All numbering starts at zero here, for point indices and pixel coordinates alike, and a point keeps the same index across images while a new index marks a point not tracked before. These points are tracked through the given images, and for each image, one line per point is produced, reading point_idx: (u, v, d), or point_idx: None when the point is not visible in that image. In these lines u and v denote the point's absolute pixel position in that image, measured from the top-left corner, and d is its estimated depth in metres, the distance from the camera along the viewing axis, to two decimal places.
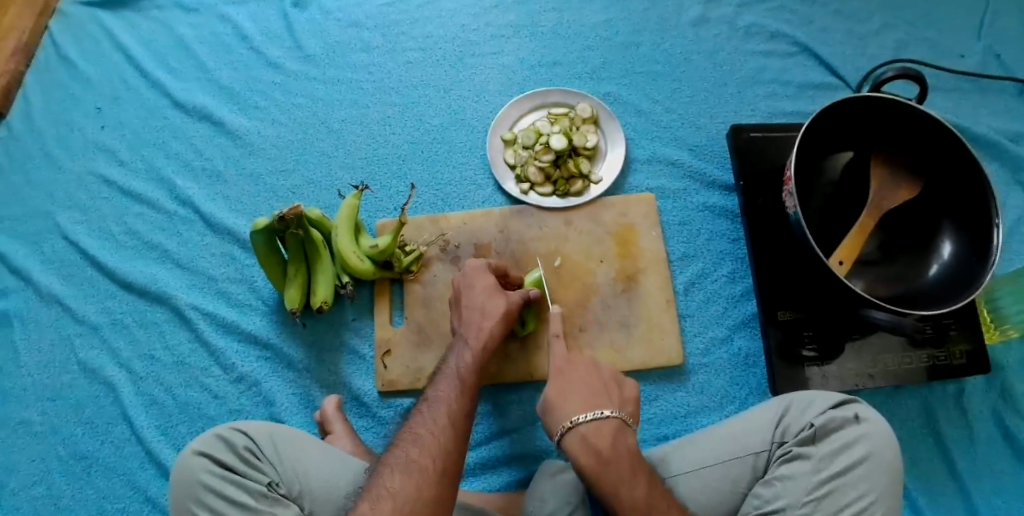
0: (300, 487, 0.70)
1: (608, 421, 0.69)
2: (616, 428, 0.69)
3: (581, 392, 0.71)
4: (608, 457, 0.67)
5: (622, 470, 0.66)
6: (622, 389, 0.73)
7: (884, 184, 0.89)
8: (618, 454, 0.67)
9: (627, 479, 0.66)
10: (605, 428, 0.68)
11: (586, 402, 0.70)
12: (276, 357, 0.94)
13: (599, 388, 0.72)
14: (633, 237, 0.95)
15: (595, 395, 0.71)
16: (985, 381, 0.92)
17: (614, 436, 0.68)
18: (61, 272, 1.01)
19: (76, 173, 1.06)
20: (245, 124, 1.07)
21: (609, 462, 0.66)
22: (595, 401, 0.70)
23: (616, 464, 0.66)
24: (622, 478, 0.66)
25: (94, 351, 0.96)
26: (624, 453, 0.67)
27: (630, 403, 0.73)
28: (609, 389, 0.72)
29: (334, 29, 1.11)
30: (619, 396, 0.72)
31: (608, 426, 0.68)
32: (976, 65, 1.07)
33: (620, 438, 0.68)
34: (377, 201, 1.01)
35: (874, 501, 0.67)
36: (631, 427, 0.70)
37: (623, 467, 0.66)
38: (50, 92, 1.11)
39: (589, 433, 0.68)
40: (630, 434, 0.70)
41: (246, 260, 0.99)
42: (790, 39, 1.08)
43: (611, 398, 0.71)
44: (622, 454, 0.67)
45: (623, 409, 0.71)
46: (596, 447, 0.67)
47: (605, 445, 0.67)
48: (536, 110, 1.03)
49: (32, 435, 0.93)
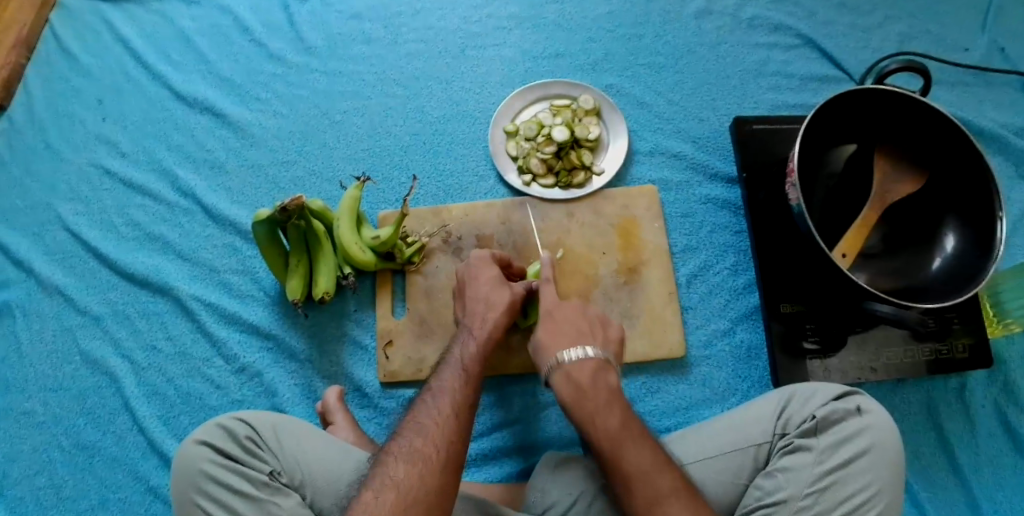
0: (301, 476, 0.70)
1: (592, 358, 0.70)
2: (598, 364, 0.70)
3: (567, 332, 0.73)
4: (587, 389, 0.68)
5: (599, 400, 0.68)
6: (606, 330, 0.75)
7: (887, 176, 0.89)
8: (597, 387, 0.69)
9: (603, 408, 0.67)
10: (586, 363, 0.70)
11: (572, 342, 0.72)
12: (278, 348, 0.94)
13: (585, 329, 0.74)
14: (636, 229, 0.95)
15: (581, 335, 0.73)
16: (987, 375, 0.92)
17: (595, 370, 0.70)
18: (63, 263, 1.01)
19: (78, 164, 1.06)
20: (246, 116, 1.07)
21: (587, 393, 0.68)
22: (580, 340, 0.72)
23: (594, 395, 0.68)
24: (598, 407, 0.67)
25: (96, 342, 0.97)
26: (603, 386, 0.69)
27: (615, 345, 0.75)
28: (594, 331, 0.74)
29: (336, 21, 1.11)
30: (603, 337, 0.74)
31: (591, 362, 0.70)
32: (980, 58, 1.07)
33: (601, 374, 0.70)
34: (379, 192, 1.01)
35: (875, 493, 0.68)
36: (614, 367, 0.72)
37: (600, 398, 0.68)
38: (52, 84, 1.11)
39: (572, 368, 0.70)
40: (613, 373, 0.71)
41: (248, 252, 0.99)
42: (793, 31, 1.08)
43: (596, 340, 0.73)
44: (601, 388, 0.69)
45: (606, 349, 0.73)
46: (576, 380, 0.69)
47: (586, 378, 0.69)
48: (538, 101, 1.03)
49: (34, 426, 0.93)
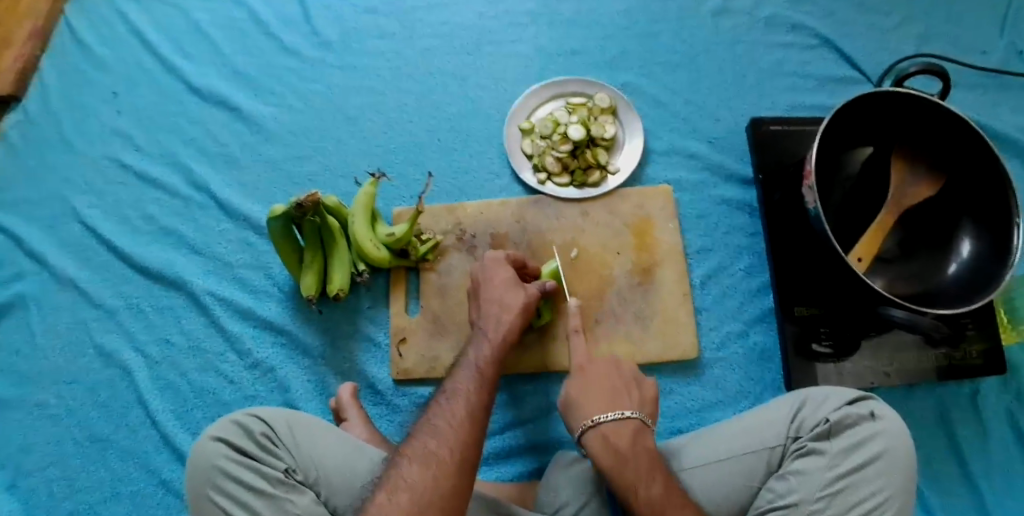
0: (316, 474, 0.70)
1: (629, 421, 0.70)
2: (637, 430, 0.70)
3: (603, 392, 0.72)
4: (626, 455, 0.67)
5: (639, 467, 0.67)
6: (642, 390, 0.74)
7: (903, 181, 0.90)
8: (636, 453, 0.68)
9: (644, 476, 0.66)
10: (625, 428, 0.69)
11: (609, 402, 0.71)
12: (290, 344, 0.94)
13: (621, 388, 0.73)
14: (651, 229, 0.95)
15: (617, 393, 0.72)
16: (999, 381, 0.92)
17: (634, 436, 0.69)
18: (77, 256, 1.01)
19: (92, 157, 1.06)
20: (261, 110, 1.06)
21: (628, 460, 0.67)
22: (617, 401, 0.71)
23: (634, 462, 0.67)
24: (640, 477, 0.66)
25: (111, 336, 0.97)
26: (643, 453, 0.68)
27: (650, 406, 0.74)
28: (631, 391, 0.73)
29: (351, 16, 1.10)
30: (638, 397, 0.73)
31: (629, 427, 0.69)
32: (998, 62, 1.06)
33: (640, 438, 0.69)
34: (393, 189, 1.01)
35: (887, 498, 0.68)
36: (650, 428, 0.71)
37: (641, 466, 0.67)
38: (66, 76, 1.10)
39: (609, 432, 0.69)
40: (649, 434, 0.70)
41: (262, 247, 0.99)
42: (811, 31, 1.07)
43: (632, 400, 0.72)
44: (641, 453, 0.68)
45: (643, 410, 0.72)
46: (615, 446, 0.68)
47: (625, 446, 0.68)
48: (554, 99, 1.02)
49: (47, 418, 0.94)
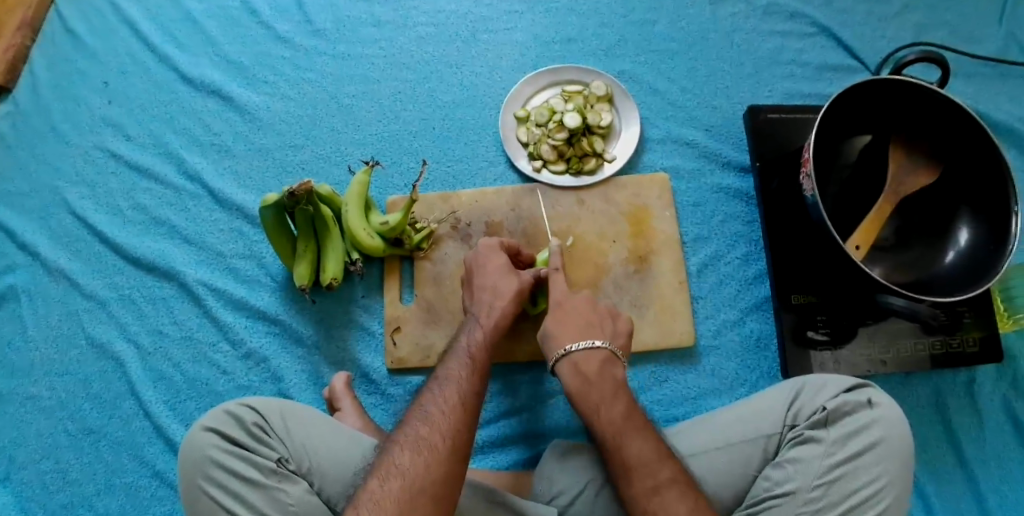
0: (309, 464, 0.69)
1: (599, 351, 0.72)
2: (605, 358, 0.72)
3: (577, 323, 0.74)
4: (592, 381, 0.70)
5: (603, 391, 0.69)
6: (615, 323, 0.77)
7: (901, 167, 0.89)
8: (602, 380, 0.70)
9: (608, 399, 0.68)
10: (594, 357, 0.71)
11: (581, 333, 0.73)
12: (284, 333, 0.93)
13: (594, 321, 0.75)
14: (647, 218, 0.94)
15: (589, 326, 0.74)
16: (997, 370, 0.92)
17: (602, 363, 0.71)
18: (69, 247, 1.00)
19: (83, 147, 1.05)
20: (254, 98, 1.05)
21: (594, 384, 0.70)
22: (589, 332, 0.74)
23: (599, 386, 0.70)
24: (604, 399, 0.68)
25: (103, 327, 0.96)
26: (609, 379, 0.70)
27: (623, 339, 0.76)
28: (604, 324, 0.75)
29: (345, 4, 1.09)
30: (612, 330, 0.75)
31: (598, 354, 0.72)
32: (997, 50, 1.05)
33: (608, 367, 0.71)
34: (388, 178, 1.00)
35: (885, 486, 0.67)
36: (620, 360, 0.73)
37: (606, 390, 0.69)
38: (57, 66, 1.09)
39: (579, 359, 0.71)
40: (619, 365, 0.73)
41: (255, 236, 0.99)
42: (809, 20, 1.06)
43: (604, 332, 0.74)
44: (607, 380, 0.70)
45: (615, 342, 0.74)
46: (584, 372, 0.71)
47: (593, 371, 0.71)
48: (550, 86, 1.01)
49: (39, 410, 0.93)
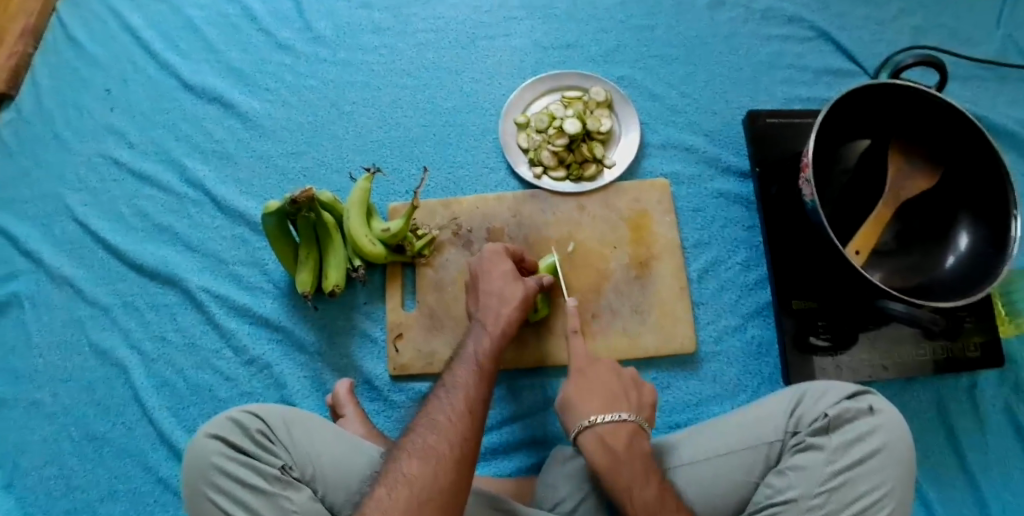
0: (312, 470, 0.69)
1: (626, 424, 0.71)
2: (633, 432, 0.71)
3: (601, 394, 0.74)
4: (622, 457, 0.69)
5: (635, 470, 0.68)
6: (640, 393, 0.75)
7: (901, 172, 0.89)
8: (632, 457, 0.69)
9: (639, 481, 0.67)
10: (622, 430, 0.70)
11: (606, 406, 0.73)
12: (287, 340, 0.94)
13: (619, 393, 0.74)
14: (648, 223, 0.95)
15: (615, 397, 0.73)
16: (998, 374, 0.92)
17: (631, 438, 0.70)
18: (72, 255, 1.01)
19: (86, 154, 1.06)
20: (255, 105, 1.06)
21: (624, 462, 0.68)
22: (615, 405, 0.73)
23: (630, 464, 0.68)
24: (635, 479, 0.67)
25: (106, 334, 0.96)
26: (638, 456, 0.69)
27: (647, 409, 0.75)
28: (628, 395, 0.74)
29: (345, 10, 1.10)
30: (637, 401, 0.74)
31: (626, 429, 0.71)
32: (995, 52, 1.05)
33: (635, 440, 0.71)
34: (389, 184, 1.00)
35: (887, 493, 0.68)
36: (646, 432, 0.72)
37: (637, 469, 0.68)
38: (60, 74, 1.10)
39: (606, 434, 0.70)
40: (645, 439, 0.72)
41: (257, 243, 0.99)
42: (807, 24, 1.07)
43: (629, 403, 0.74)
44: (636, 456, 0.69)
45: (640, 414, 0.73)
46: (611, 447, 0.70)
47: (621, 447, 0.69)
48: (550, 92, 1.02)
49: (43, 417, 0.94)
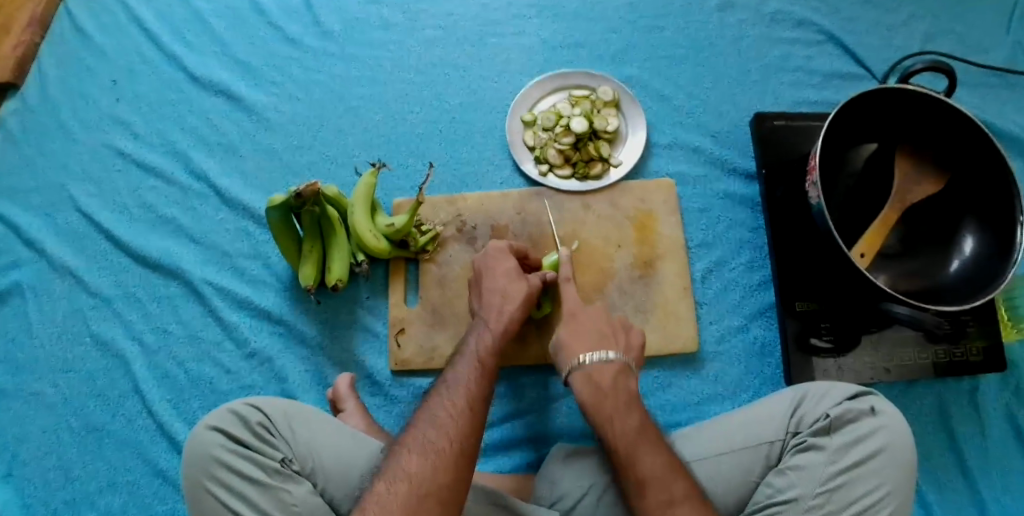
0: (314, 464, 0.69)
1: (613, 362, 0.73)
2: (619, 369, 0.72)
3: (590, 335, 0.75)
4: (607, 391, 0.70)
5: (618, 403, 0.69)
6: (629, 336, 0.78)
7: (908, 176, 0.89)
8: (616, 392, 0.70)
9: (622, 411, 0.69)
10: (608, 368, 0.72)
11: (594, 344, 0.74)
12: (289, 334, 0.93)
13: (607, 333, 0.76)
14: (653, 223, 0.94)
15: (603, 338, 0.75)
16: (1001, 380, 0.92)
17: (617, 374, 0.72)
18: (75, 245, 1.00)
19: (91, 145, 1.05)
20: (261, 99, 1.06)
21: (607, 395, 0.70)
22: (603, 343, 0.75)
23: (613, 397, 0.70)
24: (618, 410, 0.69)
25: (107, 324, 0.96)
26: (623, 392, 0.71)
27: (635, 351, 0.77)
28: (617, 336, 0.76)
29: (353, 6, 1.10)
30: (625, 343, 0.76)
31: (613, 366, 0.72)
32: (1004, 59, 1.05)
33: (622, 379, 0.72)
34: (394, 180, 1.00)
35: (888, 493, 0.67)
36: (633, 372, 0.74)
37: (620, 402, 0.70)
38: (66, 64, 1.10)
39: (593, 370, 0.72)
40: (632, 378, 0.73)
41: (261, 236, 0.99)
42: (816, 27, 1.07)
43: (618, 344, 0.75)
44: (621, 393, 0.70)
45: (628, 355, 0.75)
46: (597, 383, 0.71)
47: (607, 383, 0.71)
48: (557, 91, 1.02)
49: (43, 406, 0.93)
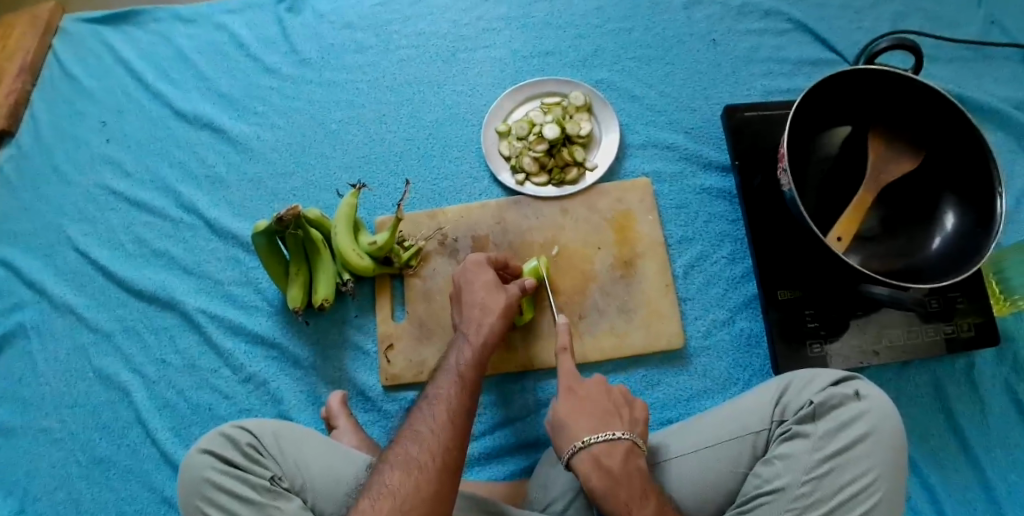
0: (303, 480, 0.71)
1: (621, 443, 0.69)
2: (628, 450, 0.68)
3: (592, 414, 0.71)
4: (619, 477, 0.66)
5: (632, 490, 0.66)
6: (632, 409, 0.73)
7: (881, 156, 0.89)
8: (629, 475, 0.67)
9: (638, 499, 0.65)
10: (616, 450, 0.68)
11: (598, 423, 0.70)
12: (282, 357, 0.95)
13: (612, 411, 0.72)
14: (631, 223, 0.95)
15: (607, 415, 0.71)
16: (995, 355, 0.91)
17: (625, 456, 0.68)
18: (74, 283, 1.03)
19: (85, 186, 1.09)
20: (245, 129, 1.08)
21: (621, 482, 0.66)
22: (607, 422, 0.71)
23: (627, 483, 0.66)
24: (633, 499, 0.65)
25: (108, 359, 0.99)
26: (635, 474, 0.67)
27: (641, 426, 0.73)
28: (621, 411, 0.72)
29: (328, 32, 1.12)
30: (630, 418, 0.72)
31: (620, 446, 0.68)
32: (976, 33, 1.05)
33: (631, 459, 0.68)
34: (375, 198, 1.02)
35: (876, 479, 0.67)
36: (642, 450, 0.70)
37: (634, 489, 0.66)
38: (57, 109, 1.13)
39: (600, 453, 0.68)
40: (641, 456, 0.69)
41: (251, 263, 1.01)
42: (784, 16, 1.07)
43: (623, 422, 0.71)
44: (634, 475, 0.67)
45: (634, 431, 0.71)
46: (607, 467, 0.67)
47: (617, 466, 0.67)
48: (530, 99, 1.03)
49: (51, 443, 0.96)
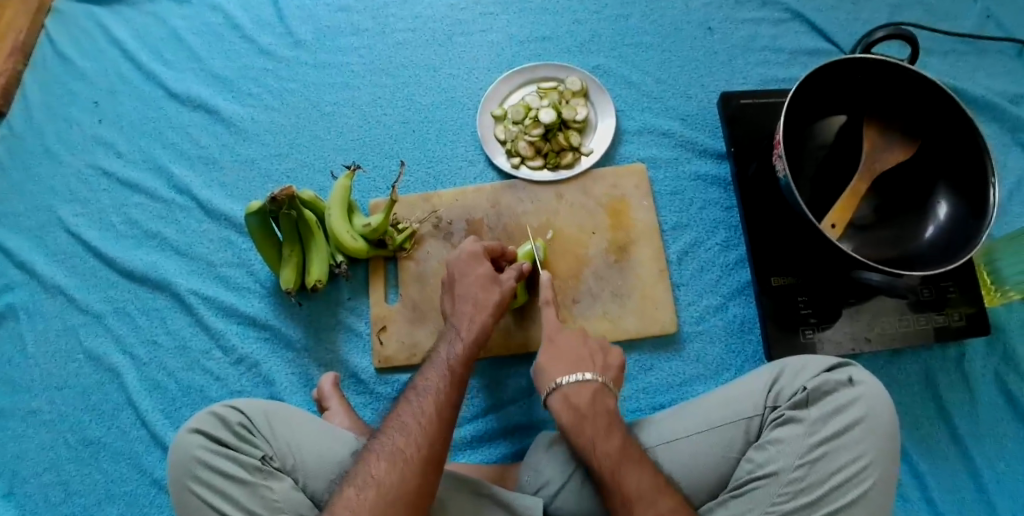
0: (293, 461, 0.70)
1: (590, 383, 0.73)
2: (596, 389, 0.72)
3: (568, 359, 0.76)
4: (585, 413, 0.70)
5: (598, 424, 0.68)
6: (607, 356, 0.77)
7: (875, 146, 0.89)
8: (596, 411, 0.70)
9: (602, 432, 0.68)
10: (584, 389, 0.72)
11: (572, 367, 0.75)
12: (274, 338, 0.95)
13: (585, 356, 0.76)
14: (625, 208, 0.95)
15: (579, 361, 0.75)
16: (986, 345, 0.92)
17: (594, 395, 0.72)
18: (65, 265, 1.02)
19: (76, 166, 1.08)
20: (238, 111, 1.08)
21: (587, 417, 0.69)
22: (581, 365, 0.75)
23: (593, 419, 0.69)
24: (598, 431, 0.68)
25: (99, 340, 0.98)
26: (602, 412, 0.70)
27: (616, 372, 0.76)
28: (594, 357, 0.76)
29: (324, 14, 1.11)
30: (603, 363, 0.76)
31: (589, 386, 0.72)
32: (971, 26, 1.05)
33: (600, 398, 0.72)
34: (369, 181, 1.01)
35: (869, 464, 0.68)
36: (612, 391, 0.73)
37: (600, 423, 0.69)
38: (48, 89, 1.12)
39: (570, 392, 0.72)
40: (611, 397, 0.73)
41: (243, 244, 1.00)
42: (781, 6, 1.07)
43: (595, 366, 0.75)
44: (600, 412, 0.70)
45: (606, 374, 0.74)
46: (575, 405, 0.71)
47: (585, 403, 0.71)
48: (526, 84, 1.03)
49: (40, 424, 0.95)
